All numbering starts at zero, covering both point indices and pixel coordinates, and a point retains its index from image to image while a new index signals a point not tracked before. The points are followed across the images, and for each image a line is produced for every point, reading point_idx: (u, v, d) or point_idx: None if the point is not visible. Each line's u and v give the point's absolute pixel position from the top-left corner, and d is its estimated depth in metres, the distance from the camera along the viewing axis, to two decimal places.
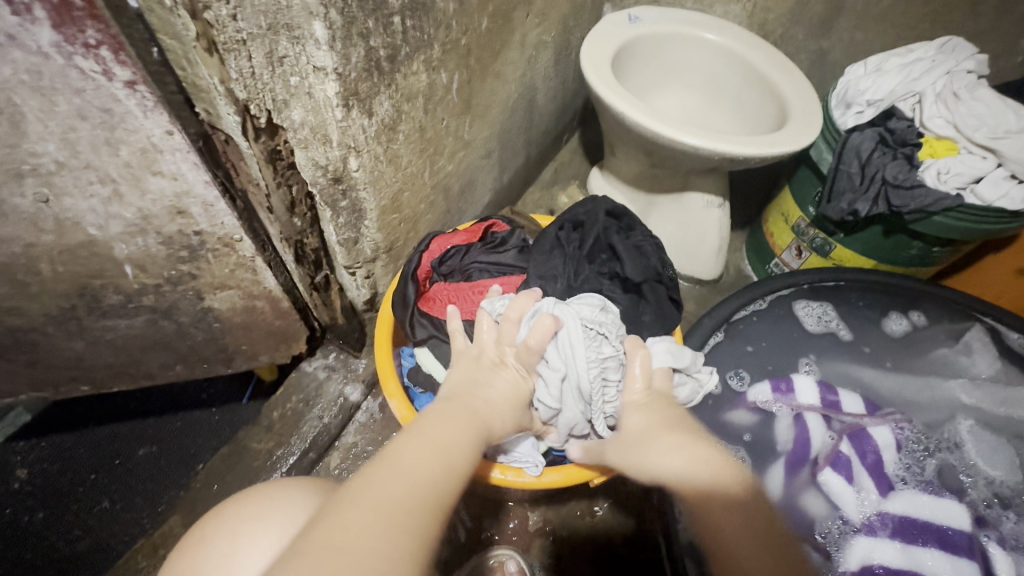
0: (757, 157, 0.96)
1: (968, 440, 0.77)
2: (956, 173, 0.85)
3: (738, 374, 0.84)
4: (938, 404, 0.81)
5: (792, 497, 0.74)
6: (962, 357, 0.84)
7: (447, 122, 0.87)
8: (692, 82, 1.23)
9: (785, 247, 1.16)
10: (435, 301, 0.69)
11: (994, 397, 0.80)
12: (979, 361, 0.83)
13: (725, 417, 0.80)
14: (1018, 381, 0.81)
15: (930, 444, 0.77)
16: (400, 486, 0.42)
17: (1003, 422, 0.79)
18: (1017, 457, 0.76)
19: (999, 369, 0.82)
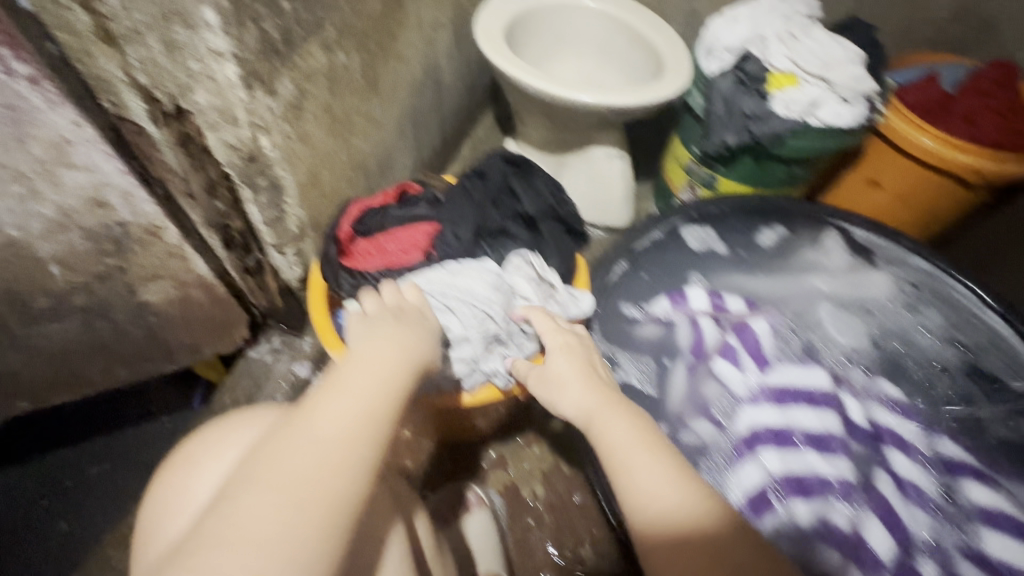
0: (636, 107, 1.09)
1: (827, 319, 0.97)
2: (799, 101, 1.00)
3: (638, 303, 0.95)
4: (803, 297, 0.99)
5: (693, 389, 0.89)
6: (821, 257, 1.00)
7: (355, 101, 0.92)
8: (583, 47, 1.34)
9: (681, 188, 1.30)
10: (356, 256, 0.75)
11: (845, 283, 0.98)
12: (834, 256, 0.99)
13: (635, 332, 0.93)
14: (864, 269, 0.97)
15: (798, 327, 0.95)
16: (310, 463, 0.43)
17: (854, 301, 0.98)
18: (863, 326, 0.96)
19: (851, 262, 0.98)
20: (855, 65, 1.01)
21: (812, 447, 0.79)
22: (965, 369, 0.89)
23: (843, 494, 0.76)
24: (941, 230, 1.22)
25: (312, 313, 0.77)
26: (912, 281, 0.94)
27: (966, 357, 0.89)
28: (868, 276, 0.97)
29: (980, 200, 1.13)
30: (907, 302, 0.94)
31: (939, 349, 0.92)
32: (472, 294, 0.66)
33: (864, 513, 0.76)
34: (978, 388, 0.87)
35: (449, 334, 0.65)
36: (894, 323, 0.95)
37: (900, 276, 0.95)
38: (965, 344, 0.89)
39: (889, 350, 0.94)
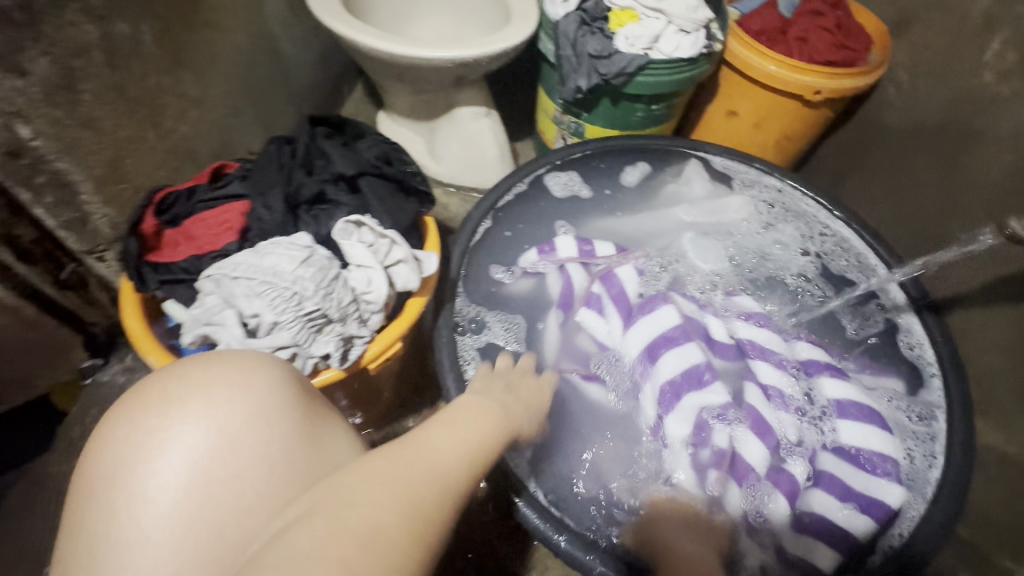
0: (482, 58, 1.05)
1: (689, 248, 0.97)
2: (640, 35, 0.99)
3: (507, 267, 0.93)
4: (669, 230, 1.00)
5: (565, 343, 0.86)
6: (682, 187, 1.02)
7: (156, 78, 0.82)
8: (435, 5, 1.28)
9: (554, 140, 1.29)
10: (167, 249, 0.67)
11: (704, 211, 1.00)
12: (695, 186, 1.01)
13: (498, 289, 0.91)
14: (721, 194, 1.02)
15: (664, 260, 0.95)
16: (368, 485, 0.42)
17: (715, 228, 1.00)
18: (724, 251, 0.97)
19: (711, 188, 1.02)
20: None
21: (692, 377, 0.78)
22: (815, 275, 0.95)
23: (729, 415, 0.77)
24: (798, 152, 1.28)
25: (124, 321, 0.66)
26: (768, 198, 1.01)
27: (815, 263, 0.96)
28: (726, 200, 1.00)
29: (824, 119, 1.18)
30: (762, 219, 0.99)
31: (792, 260, 0.97)
32: (277, 273, 0.58)
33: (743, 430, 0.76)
34: (829, 288, 0.93)
35: (263, 325, 0.58)
36: (752, 241, 0.99)
37: (754, 196, 1.01)
38: (812, 251, 0.96)
39: (751, 268, 0.96)
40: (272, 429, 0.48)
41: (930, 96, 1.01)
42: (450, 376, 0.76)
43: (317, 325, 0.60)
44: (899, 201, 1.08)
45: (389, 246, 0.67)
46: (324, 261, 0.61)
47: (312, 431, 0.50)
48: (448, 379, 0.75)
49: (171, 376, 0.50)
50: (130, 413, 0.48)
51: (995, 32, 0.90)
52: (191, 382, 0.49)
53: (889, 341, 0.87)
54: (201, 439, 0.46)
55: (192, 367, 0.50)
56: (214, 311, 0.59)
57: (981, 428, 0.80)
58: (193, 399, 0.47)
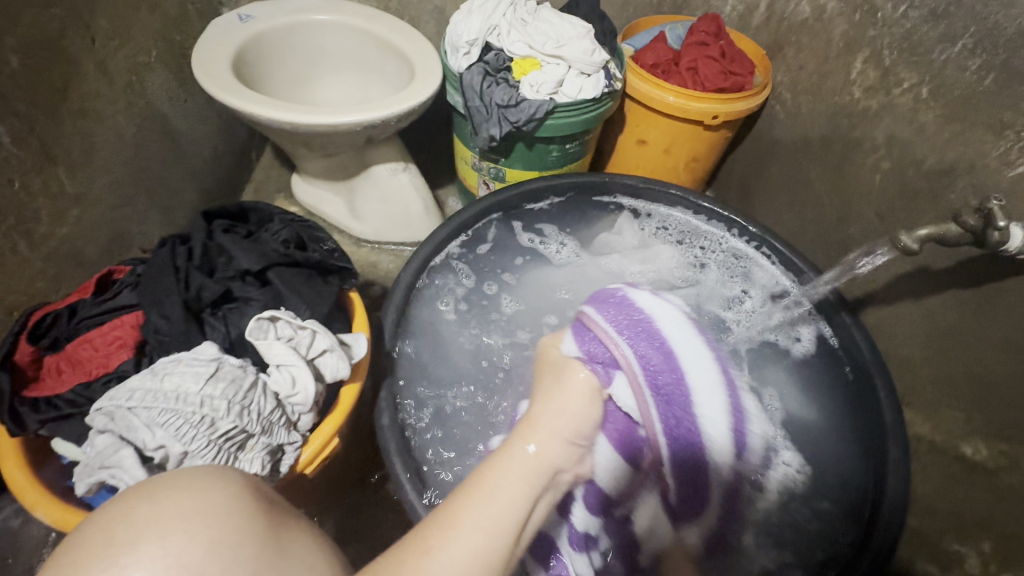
0: (391, 117, 1.03)
1: None
2: (544, 82, 1.02)
3: (443, 291, 0.94)
4: (609, 280, 1.01)
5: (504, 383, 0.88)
6: (615, 235, 1.05)
7: (22, 183, 0.74)
8: (337, 65, 1.25)
9: (477, 186, 1.28)
10: (48, 379, 0.59)
11: (633, 256, 1.03)
12: (624, 233, 1.04)
13: (431, 304, 0.92)
14: (651, 240, 1.04)
15: None
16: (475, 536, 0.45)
17: (649, 277, 1.02)
18: (654, 310, 0.98)
19: (638, 235, 1.04)
20: (585, 38, 1.03)
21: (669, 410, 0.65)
22: (731, 297, 0.98)
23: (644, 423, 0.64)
24: (708, 169, 1.35)
25: (2, 469, 0.57)
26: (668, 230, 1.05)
27: (741, 284, 0.99)
28: (655, 247, 1.03)
29: (724, 139, 1.26)
30: (688, 257, 1.03)
31: (726, 289, 0.99)
32: (180, 397, 0.52)
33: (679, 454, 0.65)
34: (757, 301, 0.97)
35: (171, 456, 0.52)
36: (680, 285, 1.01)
37: (665, 236, 1.05)
38: (723, 279, 1.00)
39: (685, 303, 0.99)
40: (233, 554, 0.40)
41: (810, 112, 1.10)
42: (400, 459, 0.71)
43: (237, 442, 0.54)
44: (802, 210, 1.16)
45: (312, 336, 0.62)
46: (236, 371, 0.55)
47: (279, 542, 0.43)
48: (387, 432, 0.73)
49: (116, 510, 0.41)
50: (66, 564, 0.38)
51: (855, 53, 0.99)
52: (137, 521, 0.39)
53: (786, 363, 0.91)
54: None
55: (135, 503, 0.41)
56: (108, 451, 0.52)
57: (910, 418, 0.86)
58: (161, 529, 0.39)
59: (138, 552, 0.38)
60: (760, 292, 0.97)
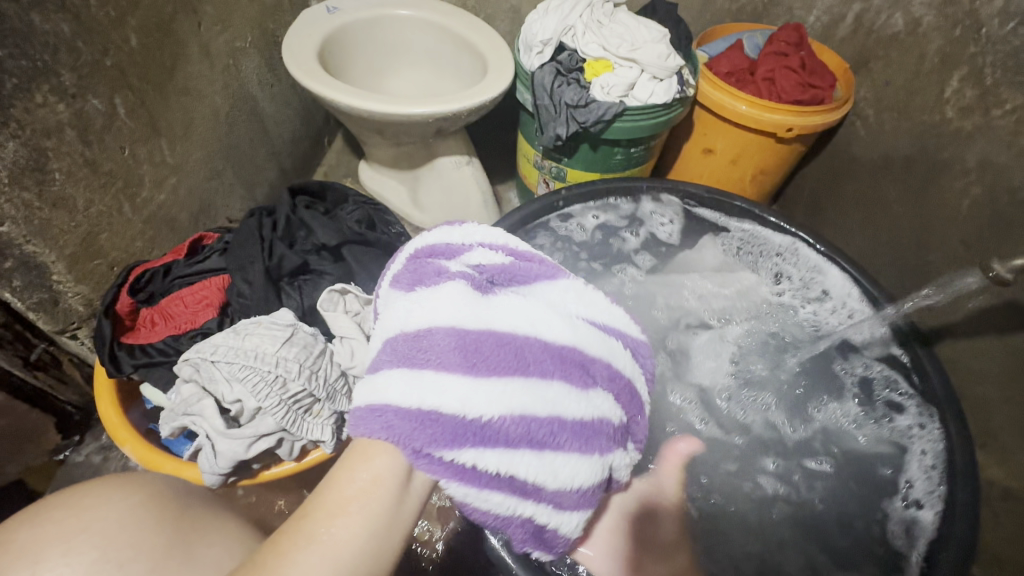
0: (462, 110, 1.05)
1: (699, 332, 0.96)
2: (615, 84, 1.02)
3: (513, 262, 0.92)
4: (687, 297, 0.99)
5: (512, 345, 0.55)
6: (695, 253, 1.03)
7: (131, 150, 0.81)
8: (413, 58, 1.30)
9: (537, 184, 1.30)
10: (142, 329, 0.65)
11: (712, 275, 1.00)
12: (703, 249, 1.02)
13: None
14: (730, 258, 1.01)
15: (675, 331, 0.96)
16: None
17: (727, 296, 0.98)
18: (728, 331, 0.95)
19: (718, 250, 1.02)
20: (660, 43, 1.03)
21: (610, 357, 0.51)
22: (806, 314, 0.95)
23: (487, 417, 0.41)
24: (775, 183, 1.31)
25: (99, 405, 0.63)
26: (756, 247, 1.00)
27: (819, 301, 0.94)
28: (738, 272, 1.00)
29: (797, 152, 1.22)
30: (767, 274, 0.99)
31: (808, 307, 0.95)
32: (258, 355, 0.56)
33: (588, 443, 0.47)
34: (837, 317, 0.92)
35: (245, 409, 0.56)
36: (756, 303, 0.98)
37: (741, 254, 1.01)
38: (799, 293, 0.96)
39: (759, 321, 0.96)
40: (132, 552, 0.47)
41: (893, 130, 1.05)
42: None
43: (303, 405, 0.57)
44: (876, 232, 1.11)
45: (377, 312, 0.65)
46: (308, 338, 0.59)
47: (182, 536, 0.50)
48: None
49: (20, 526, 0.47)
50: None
51: (951, 70, 0.93)
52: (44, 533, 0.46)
53: (878, 389, 0.85)
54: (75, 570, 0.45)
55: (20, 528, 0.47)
56: (192, 399, 0.57)
57: (981, 462, 0.80)
58: (47, 548, 0.46)
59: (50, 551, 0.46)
60: (839, 310, 0.92)
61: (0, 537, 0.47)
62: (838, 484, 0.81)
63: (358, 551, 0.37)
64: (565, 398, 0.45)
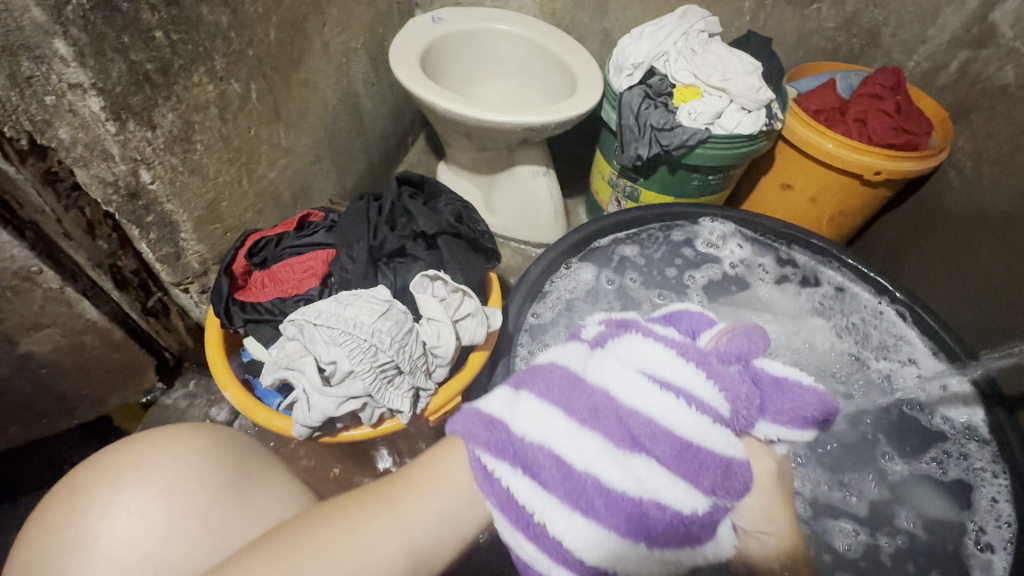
0: (550, 123, 1.10)
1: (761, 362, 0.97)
2: (702, 112, 1.03)
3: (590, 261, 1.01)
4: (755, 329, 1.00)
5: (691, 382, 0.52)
6: (769, 285, 1.03)
7: (255, 130, 0.90)
8: (504, 70, 1.36)
9: (608, 201, 1.33)
10: (253, 290, 0.72)
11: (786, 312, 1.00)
12: (777, 284, 1.03)
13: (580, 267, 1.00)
14: (806, 295, 1.01)
15: None
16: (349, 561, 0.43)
17: (798, 331, 0.99)
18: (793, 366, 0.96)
19: (794, 289, 1.02)
20: (753, 75, 1.04)
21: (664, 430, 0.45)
22: (879, 360, 0.94)
23: (525, 440, 0.45)
24: (853, 227, 1.29)
25: (207, 352, 0.71)
26: (829, 294, 1.00)
27: (898, 346, 0.93)
28: (806, 320, 0.99)
29: (881, 197, 1.19)
30: (844, 320, 0.98)
31: (886, 356, 0.94)
32: (356, 324, 0.61)
33: (622, 520, 0.44)
34: (913, 367, 0.91)
35: (339, 372, 0.61)
36: (827, 341, 0.98)
37: (819, 296, 1.01)
38: (879, 339, 0.95)
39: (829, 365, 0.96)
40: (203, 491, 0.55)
41: (994, 185, 1.02)
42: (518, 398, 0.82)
43: (389, 376, 0.63)
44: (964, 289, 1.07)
45: (460, 300, 0.70)
46: (400, 315, 0.64)
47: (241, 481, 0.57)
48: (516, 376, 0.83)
49: (119, 450, 0.57)
50: (85, 475, 0.56)
51: None
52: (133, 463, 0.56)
53: (938, 444, 0.86)
54: (148, 504, 0.54)
55: (102, 459, 0.57)
56: (295, 357, 0.64)
57: None
58: (124, 479, 0.55)
59: (142, 476, 0.55)
60: (918, 364, 0.90)
61: (93, 461, 0.57)
62: (903, 535, 0.81)
63: (419, 520, 0.45)
64: (597, 455, 0.44)
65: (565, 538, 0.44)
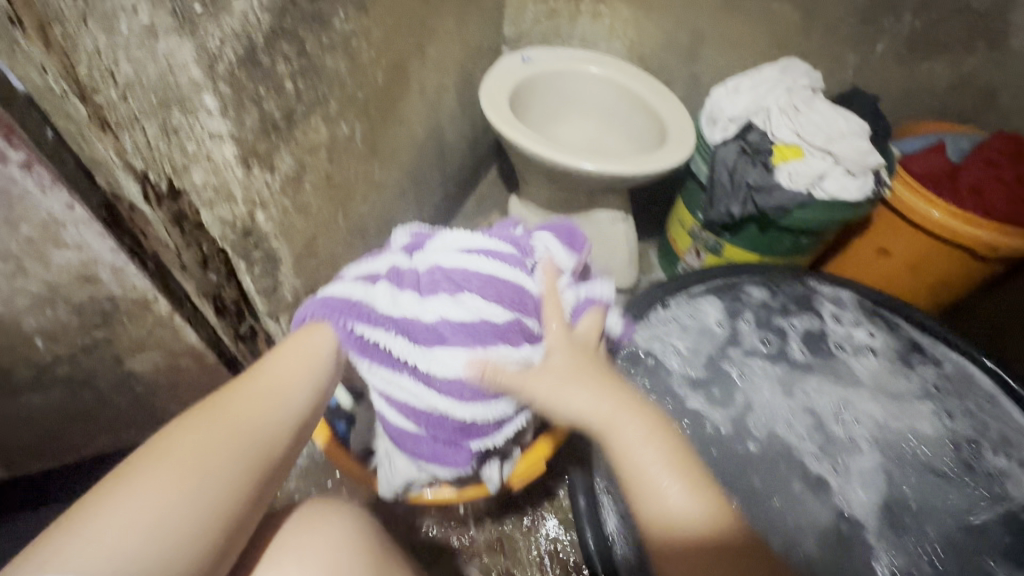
0: (642, 175, 1.08)
1: (844, 439, 0.95)
2: (804, 174, 0.99)
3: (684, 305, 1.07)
4: (845, 403, 0.98)
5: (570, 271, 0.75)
6: (861, 358, 1.02)
7: (355, 168, 0.92)
8: (588, 111, 1.36)
9: (686, 250, 1.29)
10: None
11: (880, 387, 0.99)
12: (870, 358, 1.02)
13: (676, 308, 1.07)
14: (901, 375, 1.00)
15: (817, 435, 0.96)
16: (145, 515, 0.44)
17: (893, 409, 0.97)
18: (882, 452, 0.94)
19: (890, 365, 1.01)
20: (862, 138, 0.99)
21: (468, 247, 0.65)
22: (978, 457, 0.91)
23: (423, 271, 0.65)
24: (954, 300, 1.20)
25: None
26: (937, 380, 0.99)
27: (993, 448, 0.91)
28: (907, 403, 0.97)
29: (991, 272, 1.11)
30: (940, 409, 0.96)
31: (985, 457, 0.91)
32: None
33: (467, 336, 0.61)
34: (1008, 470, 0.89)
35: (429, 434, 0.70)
36: (923, 428, 0.95)
37: (915, 376, 1.00)
38: (979, 436, 0.93)
39: (920, 451, 0.93)
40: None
41: None
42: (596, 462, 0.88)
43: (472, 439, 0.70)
44: None
45: None
46: None
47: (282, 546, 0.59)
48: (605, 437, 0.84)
49: None
50: None
51: None
52: None
53: None
54: None
55: None
56: (374, 422, 0.82)
57: None
58: None
59: None
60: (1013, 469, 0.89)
61: None
62: None
63: (181, 524, 0.45)
64: (453, 310, 0.61)
65: (447, 372, 0.62)
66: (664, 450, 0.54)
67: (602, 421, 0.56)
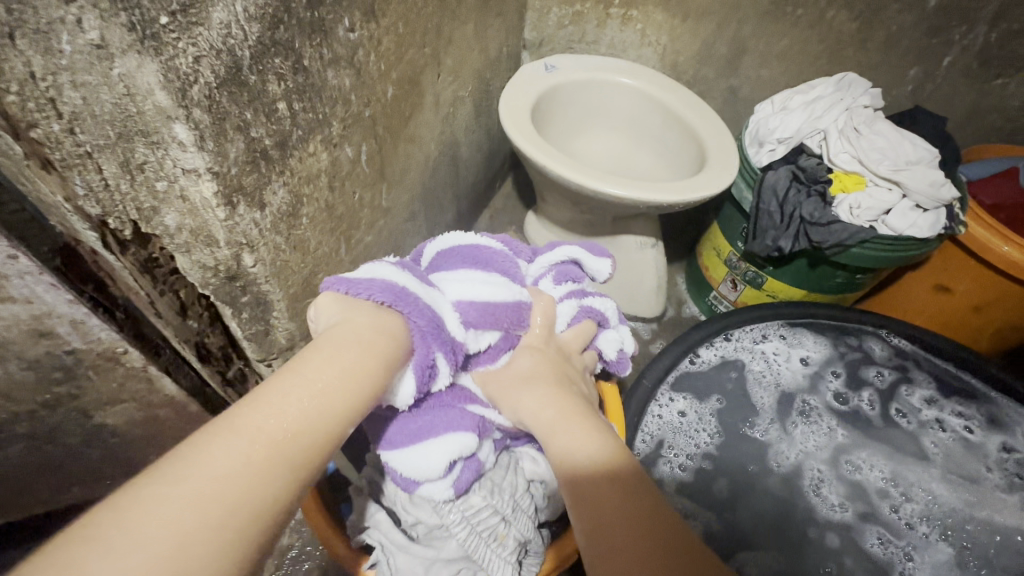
0: (679, 203, 0.97)
1: (904, 520, 0.85)
2: (868, 208, 0.88)
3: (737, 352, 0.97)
4: (913, 481, 0.88)
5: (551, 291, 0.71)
6: (939, 433, 0.91)
7: (360, 195, 0.82)
8: (615, 125, 1.25)
9: (721, 280, 1.18)
10: None
11: (955, 466, 0.89)
12: (947, 434, 0.91)
13: (726, 357, 0.96)
14: (979, 459, 0.89)
15: (865, 502, 0.86)
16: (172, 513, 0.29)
17: (968, 494, 0.86)
18: (950, 545, 0.83)
19: (969, 446, 0.90)
20: (934, 168, 0.87)
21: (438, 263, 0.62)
22: None
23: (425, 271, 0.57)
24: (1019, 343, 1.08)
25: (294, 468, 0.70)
26: (1015, 466, 0.88)
27: None
28: (985, 491, 0.86)
29: None
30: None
31: None
32: None
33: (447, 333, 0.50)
34: None
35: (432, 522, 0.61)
36: (1003, 522, 0.84)
37: (996, 463, 0.89)
38: None
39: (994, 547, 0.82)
40: None
41: None
42: None
43: (488, 535, 0.60)
44: None
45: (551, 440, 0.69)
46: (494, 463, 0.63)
47: None
48: None
49: None
50: None
51: None
52: None
53: None
54: None
55: None
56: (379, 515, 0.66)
57: None
58: None
59: None
60: None
61: None
62: None
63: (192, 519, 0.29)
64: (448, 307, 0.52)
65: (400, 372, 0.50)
66: (558, 405, 0.50)
67: (539, 427, 0.50)
